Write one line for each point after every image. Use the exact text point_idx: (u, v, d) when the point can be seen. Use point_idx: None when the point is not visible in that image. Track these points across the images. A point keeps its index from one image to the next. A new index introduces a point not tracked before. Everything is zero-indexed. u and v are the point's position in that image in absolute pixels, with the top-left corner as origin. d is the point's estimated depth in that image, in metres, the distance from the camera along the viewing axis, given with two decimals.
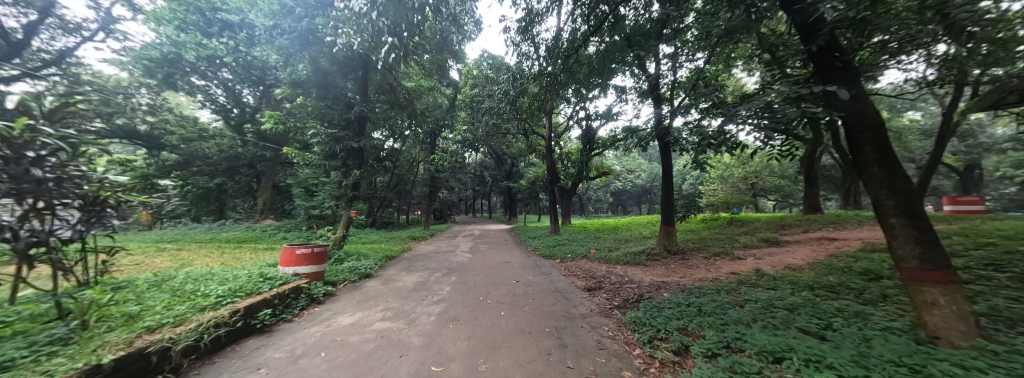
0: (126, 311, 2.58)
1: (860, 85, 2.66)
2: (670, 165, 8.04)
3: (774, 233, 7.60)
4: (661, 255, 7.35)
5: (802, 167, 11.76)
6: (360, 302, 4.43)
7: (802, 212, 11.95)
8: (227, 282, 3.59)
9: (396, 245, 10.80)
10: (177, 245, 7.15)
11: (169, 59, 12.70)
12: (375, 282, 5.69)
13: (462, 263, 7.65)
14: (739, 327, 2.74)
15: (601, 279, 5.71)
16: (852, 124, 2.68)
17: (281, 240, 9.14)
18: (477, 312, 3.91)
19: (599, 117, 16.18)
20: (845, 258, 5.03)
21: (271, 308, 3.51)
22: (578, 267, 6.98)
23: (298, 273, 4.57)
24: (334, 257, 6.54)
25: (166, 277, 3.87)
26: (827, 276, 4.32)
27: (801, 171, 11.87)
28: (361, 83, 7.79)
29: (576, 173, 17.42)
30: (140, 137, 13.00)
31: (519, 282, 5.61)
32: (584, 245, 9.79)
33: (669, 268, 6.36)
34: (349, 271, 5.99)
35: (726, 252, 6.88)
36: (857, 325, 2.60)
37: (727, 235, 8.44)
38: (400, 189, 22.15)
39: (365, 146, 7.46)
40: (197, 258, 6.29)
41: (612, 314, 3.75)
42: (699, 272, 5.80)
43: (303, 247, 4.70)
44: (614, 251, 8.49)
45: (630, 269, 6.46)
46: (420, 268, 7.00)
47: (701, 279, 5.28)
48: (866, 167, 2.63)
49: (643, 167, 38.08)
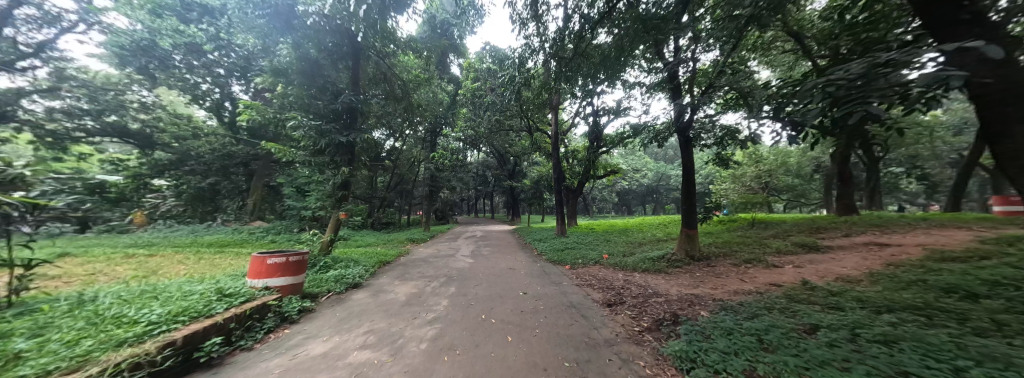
0: (2, 353, 1.90)
1: (1009, 41, 1.89)
2: (693, 160, 7.29)
3: (810, 236, 6.83)
4: (682, 262, 6.61)
5: (835, 165, 10.89)
6: (340, 322, 3.75)
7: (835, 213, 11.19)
8: (171, 302, 2.92)
9: (393, 248, 10.11)
10: (150, 251, 6.49)
11: (147, 45, 12.18)
12: (363, 294, 5.01)
13: (462, 270, 6.96)
14: (831, 372, 2.00)
15: (620, 290, 4.99)
16: (989, 96, 1.94)
17: (270, 244, 8.47)
18: (479, 338, 3.19)
19: (607, 112, 15.45)
20: (911, 270, 4.27)
21: (222, 335, 2.82)
22: (590, 274, 6.26)
23: (269, 286, 3.90)
24: (319, 264, 5.85)
25: (100, 294, 3.16)
26: (900, 293, 3.58)
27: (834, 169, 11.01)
28: (352, 72, 7.13)
29: (582, 172, 16.66)
30: (132, 135, 12.84)
31: (525, 294, 4.90)
32: (595, 248, 9.05)
33: (694, 277, 5.64)
34: (336, 280, 5.35)
35: (758, 258, 6.15)
36: (1009, 375, 1.85)
37: (753, 239, 7.67)
38: (401, 188, 21.55)
39: (354, 141, 6.69)
40: (167, 265, 5.69)
41: (644, 342, 3.03)
42: (732, 284, 5.06)
43: (276, 256, 4.01)
44: (630, 256, 7.74)
45: (650, 278, 5.74)
46: (416, 276, 6.30)
47: (738, 293, 4.55)
48: (1011, 154, 1.93)
49: (650, 167, 36.97)
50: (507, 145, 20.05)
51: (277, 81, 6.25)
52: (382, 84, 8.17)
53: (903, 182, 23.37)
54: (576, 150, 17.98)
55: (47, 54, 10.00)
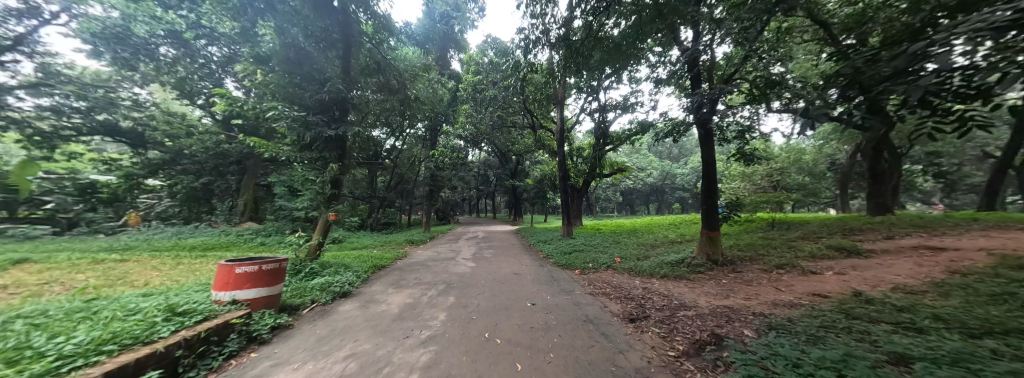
0: None
1: None
2: (714, 155, 6.70)
3: (846, 238, 6.22)
4: (706, 267, 6.01)
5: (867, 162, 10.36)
6: (319, 342, 3.17)
7: (868, 212, 10.60)
8: (102, 324, 2.35)
9: (390, 251, 9.58)
10: (123, 255, 5.96)
11: (120, 31, 10.32)
12: (351, 305, 4.44)
13: (463, 275, 6.39)
14: None
15: (642, 301, 4.39)
16: None
17: (258, 247, 7.94)
18: (481, 366, 2.61)
19: (614, 108, 14.83)
20: (987, 280, 3.67)
21: (164, 368, 2.21)
22: (604, 281, 5.66)
23: (238, 300, 3.34)
24: (305, 270, 5.31)
25: (21, 313, 2.62)
26: (991, 310, 2.98)
27: (866, 166, 10.51)
28: (342, 62, 6.53)
29: (588, 170, 16.06)
30: (124, 133, 12.77)
31: (533, 305, 4.31)
32: (605, 251, 8.46)
33: (722, 285, 5.03)
34: (321, 288, 4.82)
35: (791, 263, 5.54)
36: None
37: (779, 241, 7.06)
38: (400, 188, 21.06)
39: (343, 134, 6.09)
40: (136, 272, 5.16)
41: (686, 373, 2.46)
42: (768, 294, 4.48)
43: (246, 264, 3.47)
44: (646, 259, 7.12)
45: (672, 286, 5.14)
46: (412, 283, 5.73)
47: (780, 306, 3.96)
48: None
49: (655, 165, 36.21)
50: (509, 143, 19.50)
51: (258, 69, 5.64)
52: (375, 75, 7.43)
53: (920, 180, 22.62)
54: (581, 147, 17.29)
55: (32, 49, 9.63)
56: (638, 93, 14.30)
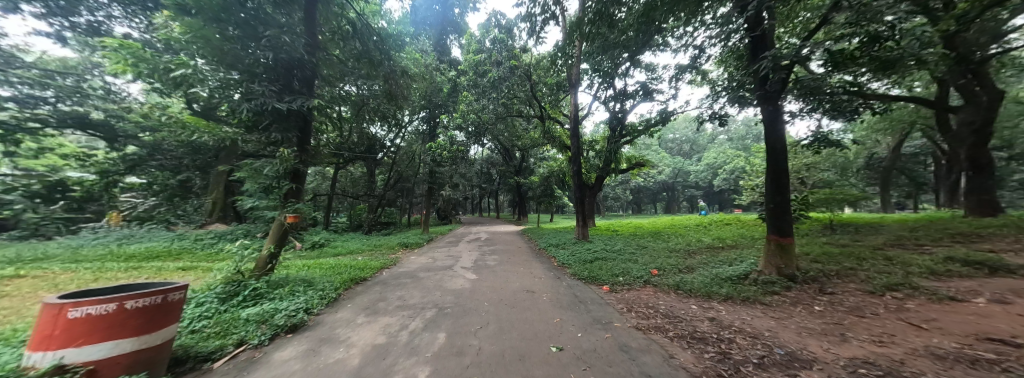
0: None
1: None
2: (779, 137, 5.25)
3: (968, 246, 4.76)
4: (779, 285, 4.58)
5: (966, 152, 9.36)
6: None
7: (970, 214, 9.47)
8: None
9: (378, 257, 8.23)
10: (22, 269, 4.63)
11: None
12: (295, 349, 3.02)
13: (459, 293, 4.99)
14: None
15: (724, 347, 2.92)
16: None
17: (216, 255, 6.63)
18: None
19: (630, 97, 13.35)
20: None
21: None
22: (647, 305, 4.24)
23: (69, 366, 1.85)
24: (244, 293, 3.97)
25: None
26: None
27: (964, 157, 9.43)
28: (306, 16, 5.20)
29: (601, 164, 14.59)
30: (94, 126, 10.98)
31: (559, 355, 2.82)
32: (633, 259, 7.01)
33: (824, 317, 3.55)
34: (256, 322, 3.41)
35: (911, 281, 4.06)
36: None
37: (862, 247, 5.60)
38: (399, 186, 19.82)
39: (301, 111, 4.69)
40: (14, 293, 3.84)
41: None
42: (908, 335, 3.01)
43: (90, 304, 2.00)
44: (687, 271, 5.71)
45: (749, 316, 3.69)
46: (392, 307, 4.30)
47: (956, 362, 2.49)
48: None
49: (667, 162, 34.47)
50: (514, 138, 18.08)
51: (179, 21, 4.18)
52: (350, 41, 6.09)
53: None
54: (594, 141, 15.78)
55: None
56: (658, 78, 12.81)
